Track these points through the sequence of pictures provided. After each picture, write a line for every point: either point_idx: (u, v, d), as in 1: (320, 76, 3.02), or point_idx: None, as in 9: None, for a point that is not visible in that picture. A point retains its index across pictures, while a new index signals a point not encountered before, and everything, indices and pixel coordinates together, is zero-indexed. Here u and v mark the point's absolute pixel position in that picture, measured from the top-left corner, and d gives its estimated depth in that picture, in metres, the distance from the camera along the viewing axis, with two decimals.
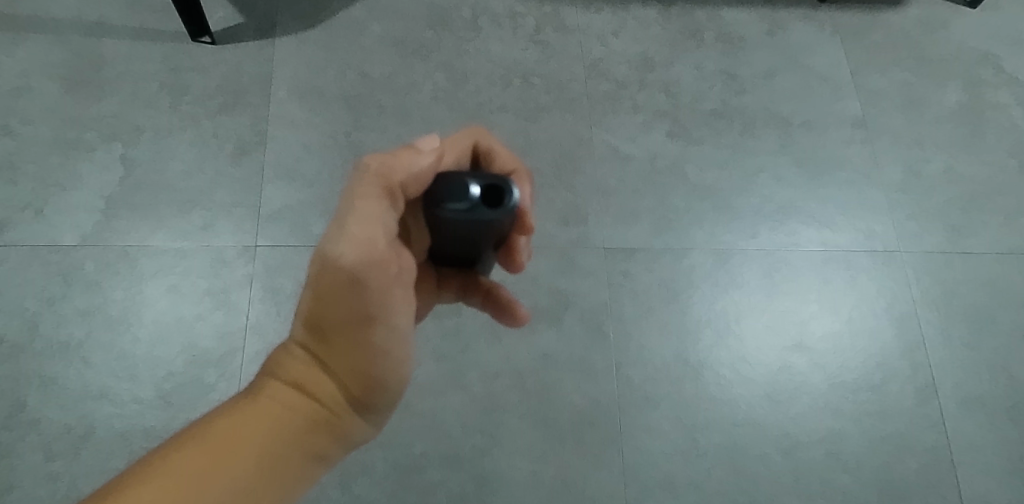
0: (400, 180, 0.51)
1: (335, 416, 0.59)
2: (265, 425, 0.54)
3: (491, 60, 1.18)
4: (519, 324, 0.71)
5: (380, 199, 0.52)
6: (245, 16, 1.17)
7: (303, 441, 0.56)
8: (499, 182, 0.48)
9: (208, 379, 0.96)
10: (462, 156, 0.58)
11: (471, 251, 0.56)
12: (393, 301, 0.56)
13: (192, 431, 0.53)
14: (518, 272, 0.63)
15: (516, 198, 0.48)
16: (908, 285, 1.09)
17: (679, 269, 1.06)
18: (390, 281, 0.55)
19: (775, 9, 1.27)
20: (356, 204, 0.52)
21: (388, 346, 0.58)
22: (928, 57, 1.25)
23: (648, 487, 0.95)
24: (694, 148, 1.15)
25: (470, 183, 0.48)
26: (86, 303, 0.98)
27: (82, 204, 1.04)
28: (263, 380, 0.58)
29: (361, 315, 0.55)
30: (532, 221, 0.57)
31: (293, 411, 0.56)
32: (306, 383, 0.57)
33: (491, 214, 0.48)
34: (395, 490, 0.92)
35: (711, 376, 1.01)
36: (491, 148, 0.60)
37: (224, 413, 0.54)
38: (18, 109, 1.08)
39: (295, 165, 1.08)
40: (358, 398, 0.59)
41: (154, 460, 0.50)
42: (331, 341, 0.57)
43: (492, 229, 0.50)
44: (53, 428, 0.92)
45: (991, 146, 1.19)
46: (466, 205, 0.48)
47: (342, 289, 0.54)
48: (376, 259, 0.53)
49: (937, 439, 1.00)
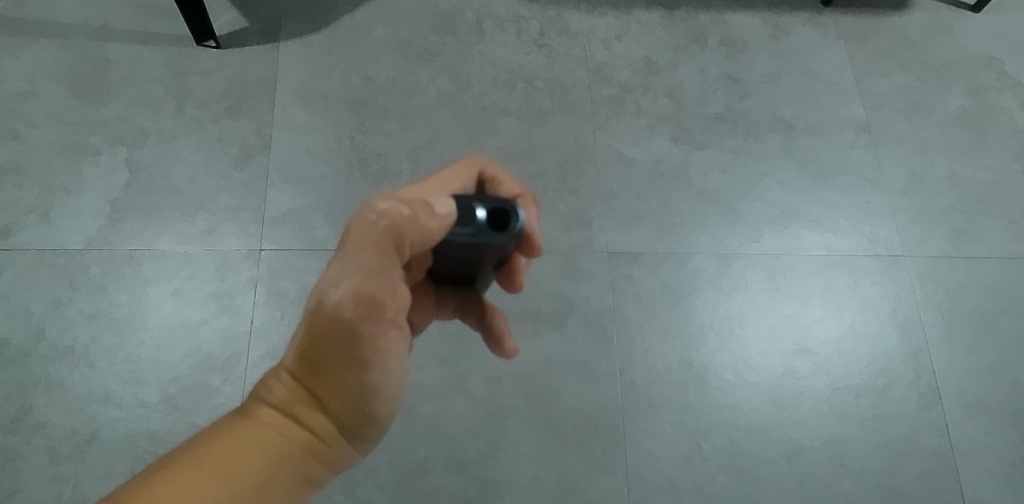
0: (410, 236, 0.52)
1: (328, 447, 0.58)
2: (256, 452, 0.54)
3: (495, 64, 1.19)
4: (506, 354, 0.71)
5: (385, 251, 0.53)
6: (251, 21, 1.17)
7: (293, 469, 0.56)
8: (505, 205, 0.51)
9: (214, 383, 0.96)
10: (469, 181, 0.60)
11: (469, 272, 0.57)
12: (389, 344, 0.56)
13: (183, 451, 0.52)
14: (517, 291, 0.63)
15: (520, 222, 0.51)
16: (911, 289, 1.09)
17: (683, 273, 1.07)
18: (387, 325, 0.55)
19: (779, 13, 1.27)
20: (359, 252, 0.53)
21: (382, 385, 0.58)
22: (932, 61, 1.26)
23: (652, 491, 0.95)
24: (698, 153, 1.15)
25: (476, 206, 0.51)
26: (91, 307, 0.99)
27: (88, 207, 1.04)
28: (255, 403, 0.57)
29: (356, 358, 0.55)
30: (540, 244, 0.57)
31: (284, 440, 0.56)
32: (299, 411, 0.57)
33: (496, 238, 0.50)
34: (398, 494, 0.92)
35: (714, 380, 1.01)
36: (496, 175, 0.62)
37: (214, 436, 0.54)
38: (24, 113, 1.09)
39: (300, 169, 1.08)
40: (350, 428, 0.59)
41: (144, 480, 0.50)
42: (325, 375, 0.56)
43: (496, 250, 0.52)
44: (58, 431, 0.92)
45: (995, 151, 1.19)
46: (473, 230, 0.50)
47: (339, 334, 0.54)
48: (374, 309, 0.54)
49: (940, 444, 1.00)
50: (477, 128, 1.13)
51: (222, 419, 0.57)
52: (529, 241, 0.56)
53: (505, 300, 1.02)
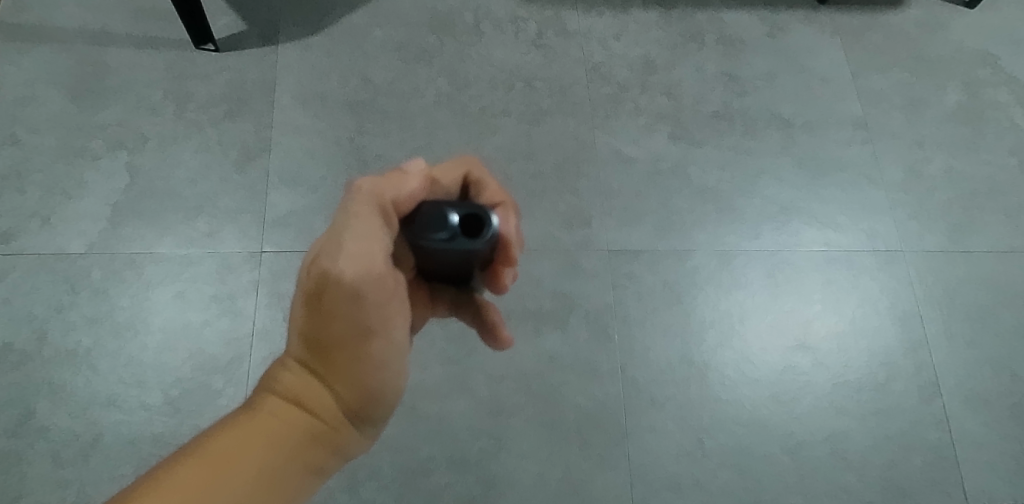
0: (390, 198, 0.53)
1: (333, 431, 0.58)
2: (266, 441, 0.54)
3: (492, 64, 1.19)
4: (502, 347, 0.68)
5: (374, 217, 0.52)
6: (249, 24, 1.17)
7: (300, 455, 0.56)
8: (477, 212, 0.50)
9: (216, 385, 0.96)
10: (454, 183, 0.58)
11: (459, 271, 0.56)
12: (391, 314, 0.56)
13: (192, 447, 0.53)
14: (502, 295, 0.61)
15: (493, 228, 0.50)
16: (909, 283, 1.09)
17: (683, 270, 1.07)
18: (389, 295, 0.55)
19: (776, 11, 1.28)
20: (352, 222, 0.52)
21: (388, 361, 0.58)
22: (927, 57, 1.26)
23: (654, 487, 0.95)
24: (696, 150, 1.15)
25: (449, 213, 0.50)
26: (93, 310, 0.99)
27: (89, 211, 1.04)
28: (262, 395, 0.57)
29: (360, 330, 0.55)
30: (515, 254, 0.56)
31: (290, 427, 0.56)
32: (304, 398, 0.57)
33: (470, 244, 0.49)
34: (402, 493, 0.92)
35: (715, 377, 1.02)
36: (482, 178, 0.59)
37: (225, 427, 0.54)
38: (23, 118, 1.09)
39: (299, 171, 1.08)
40: (356, 410, 0.59)
41: (151, 477, 0.50)
42: (329, 356, 0.56)
43: (471, 256, 0.51)
44: (62, 435, 0.92)
45: (991, 145, 1.20)
46: (447, 235, 0.49)
47: (342, 305, 0.53)
48: (376, 276, 0.53)
49: (941, 437, 1.01)
50: (477, 128, 1.14)
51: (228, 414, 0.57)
52: (505, 252, 0.56)
53: (507, 300, 1.02)
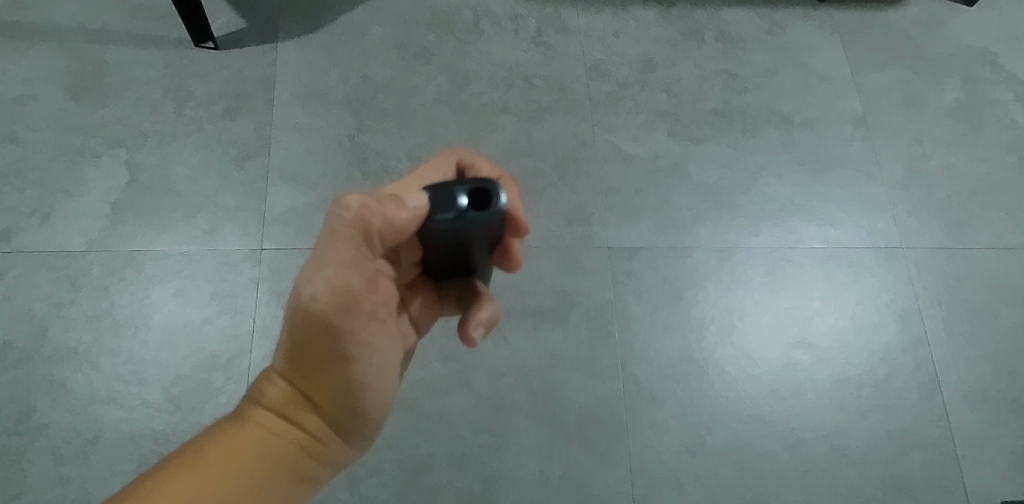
0: (378, 226, 0.53)
1: (321, 445, 0.58)
2: (254, 452, 0.55)
3: (492, 62, 1.19)
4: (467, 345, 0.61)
5: (352, 240, 0.53)
6: (248, 22, 1.17)
7: (289, 467, 0.56)
8: (484, 185, 0.50)
9: (216, 382, 0.96)
10: (448, 169, 0.60)
11: (464, 260, 0.56)
12: (370, 335, 0.57)
13: (182, 455, 0.53)
14: (516, 269, 0.62)
15: (502, 201, 0.50)
16: (909, 279, 1.10)
17: (684, 267, 1.07)
18: (365, 318, 0.56)
19: (775, 9, 1.28)
20: (330, 248, 0.54)
21: (370, 380, 0.58)
22: (927, 55, 1.26)
23: (655, 484, 0.95)
24: (696, 148, 1.15)
25: (456, 192, 0.50)
26: (93, 308, 0.99)
27: (88, 209, 1.04)
28: (249, 406, 0.58)
29: (338, 354, 0.56)
30: (524, 219, 0.56)
31: (278, 441, 0.56)
32: (290, 411, 0.57)
33: (479, 218, 0.50)
34: (403, 490, 0.92)
35: (716, 373, 1.02)
36: (473, 162, 0.62)
37: (213, 437, 0.55)
38: (22, 115, 1.09)
39: (299, 169, 1.08)
40: (342, 425, 0.59)
41: (142, 483, 0.51)
42: (313, 374, 0.57)
43: (482, 234, 0.51)
44: (63, 432, 0.92)
45: (991, 142, 1.20)
46: (453, 214, 0.50)
47: (317, 330, 0.55)
48: (350, 301, 0.54)
49: (941, 433, 1.01)
50: (477, 126, 1.14)
51: (217, 423, 0.57)
52: (514, 220, 0.56)
53: (507, 297, 1.02)
